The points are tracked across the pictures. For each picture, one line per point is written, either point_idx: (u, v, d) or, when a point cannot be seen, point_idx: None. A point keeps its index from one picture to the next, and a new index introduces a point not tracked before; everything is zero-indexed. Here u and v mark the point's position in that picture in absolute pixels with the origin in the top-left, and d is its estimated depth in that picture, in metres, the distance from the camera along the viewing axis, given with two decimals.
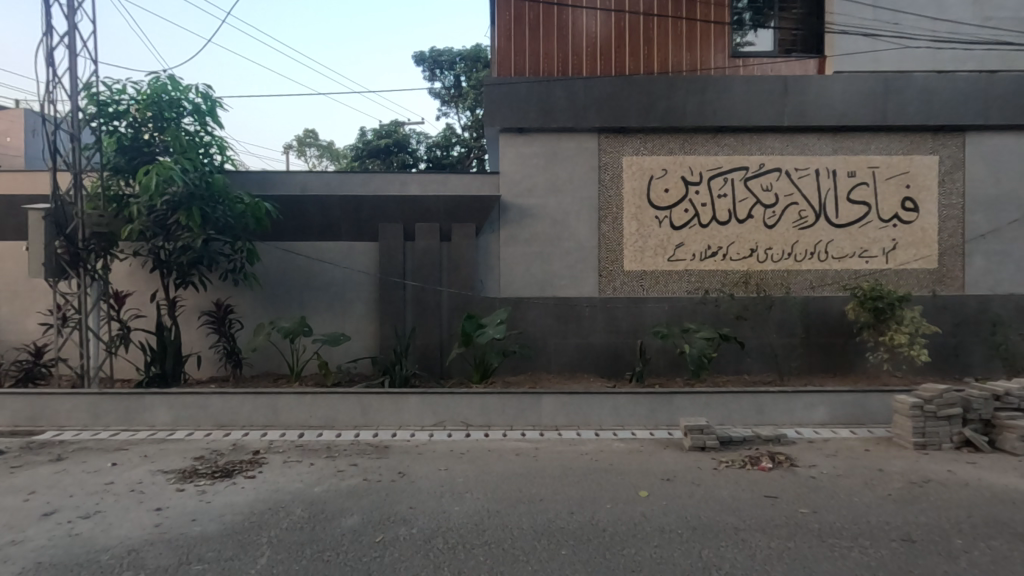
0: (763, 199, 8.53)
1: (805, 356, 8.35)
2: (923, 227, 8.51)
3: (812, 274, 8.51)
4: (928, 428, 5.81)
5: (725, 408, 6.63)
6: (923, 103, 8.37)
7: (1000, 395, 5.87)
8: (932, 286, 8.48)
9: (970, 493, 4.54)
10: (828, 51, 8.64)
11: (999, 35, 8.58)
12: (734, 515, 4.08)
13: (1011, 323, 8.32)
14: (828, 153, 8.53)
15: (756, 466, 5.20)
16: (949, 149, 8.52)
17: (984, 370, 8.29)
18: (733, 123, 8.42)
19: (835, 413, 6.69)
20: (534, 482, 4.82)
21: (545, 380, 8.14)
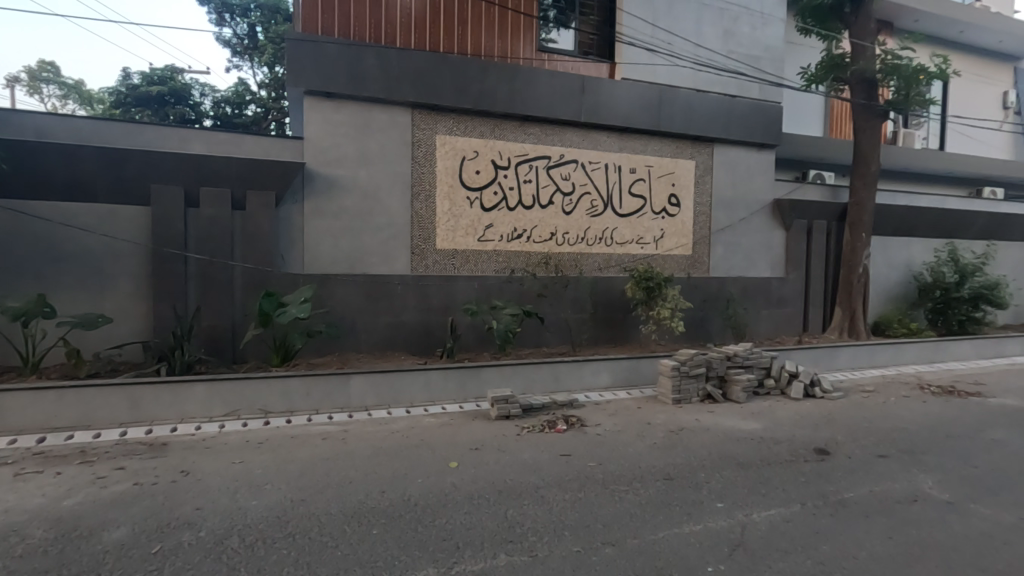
0: (562, 187, 9.31)
1: (593, 329, 9.45)
2: (683, 220, 10.19)
3: (600, 257, 9.60)
4: (682, 385, 7.06)
5: (528, 378, 7.18)
6: (686, 115, 9.96)
7: (731, 356, 7.46)
8: (688, 269, 10.24)
9: (709, 435, 5.65)
10: (618, 58, 9.71)
11: (738, 67, 10.59)
12: (535, 474, 4.47)
13: (739, 299, 10.49)
14: (615, 150, 9.65)
15: (553, 428, 5.76)
16: (703, 157, 10.30)
17: (720, 337, 10.34)
18: (538, 114, 8.99)
19: (616, 377, 7.72)
20: (344, 465, 4.64)
21: (354, 360, 7.86)
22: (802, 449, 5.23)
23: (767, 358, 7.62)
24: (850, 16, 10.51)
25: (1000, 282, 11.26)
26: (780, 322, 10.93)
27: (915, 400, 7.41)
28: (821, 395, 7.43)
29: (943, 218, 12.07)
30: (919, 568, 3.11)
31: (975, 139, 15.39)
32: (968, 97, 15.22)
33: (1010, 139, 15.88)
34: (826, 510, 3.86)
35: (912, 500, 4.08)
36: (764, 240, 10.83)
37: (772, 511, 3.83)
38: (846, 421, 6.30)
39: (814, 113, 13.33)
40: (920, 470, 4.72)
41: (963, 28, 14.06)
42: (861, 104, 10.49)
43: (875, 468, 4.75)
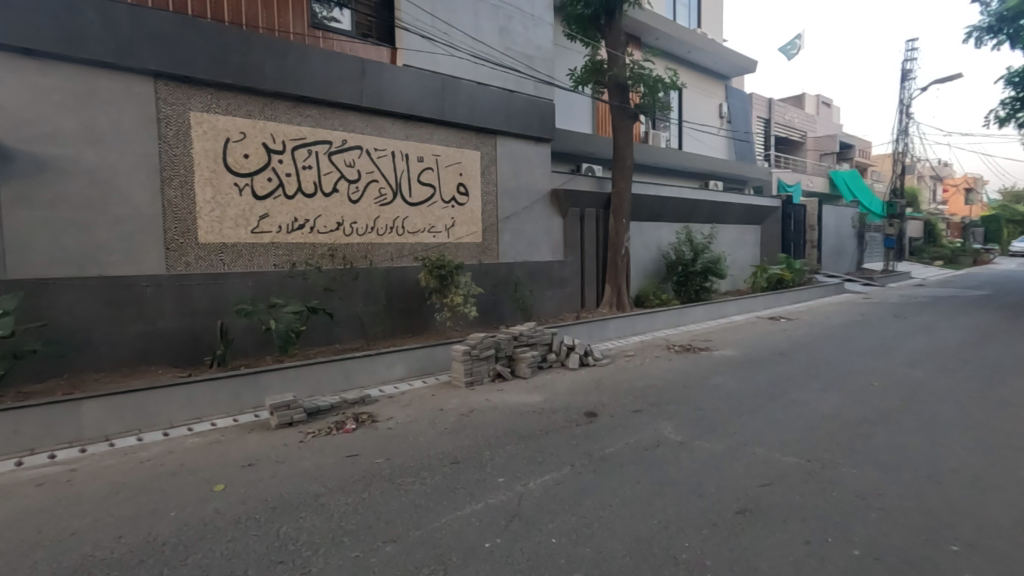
0: (346, 174, 8.83)
1: (388, 321, 9.25)
2: (472, 209, 10.50)
3: (392, 247, 9.39)
4: (474, 368, 7.31)
5: (316, 378, 6.70)
6: (468, 107, 10.24)
7: (517, 336, 7.96)
8: (479, 256, 10.61)
9: (498, 414, 5.94)
10: (398, 43, 9.52)
11: (515, 64, 11.24)
12: (317, 482, 4.18)
13: (526, 282, 11.26)
14: (401, 138, 9.46)
15: (341, 429, 5.46)
16: (487, 147, 10.71)
17: (511, 319, 10.99)
18: (314, 95, 8.35)
19: (411, 367, 7.67)
20: (67, 514, 3.75)
21: (91, 381, 6.45)
22: (576, 415, 5.82)
23: (548, 335, 8.31)
24: (605, 27, 11.88)
25: (720, 257, 14.00)
26: (562, 301, 12.04)
27: (663, 360, 8.81)
28: (594, 363, 8.37)
29: (681, 206, 14.52)
30: (657, 504, 3.67)
31: (702, 141, 18.78)
32: (696, 106, 18.48)
33: (725, 142, 19.76)
34: (591, 467, 4.33)
35: (655, 446, 4.81)
36: (546, 226, 11.75)
37: (546, 477, 4.16)
38: (612, 384, 7.19)
39: (582, 112, 14.85)
40: (664, 419, 5.60)
41: (689, 48, 16.99)
42: (616, 106, 11.96)
43: (631, 423, 5.49)
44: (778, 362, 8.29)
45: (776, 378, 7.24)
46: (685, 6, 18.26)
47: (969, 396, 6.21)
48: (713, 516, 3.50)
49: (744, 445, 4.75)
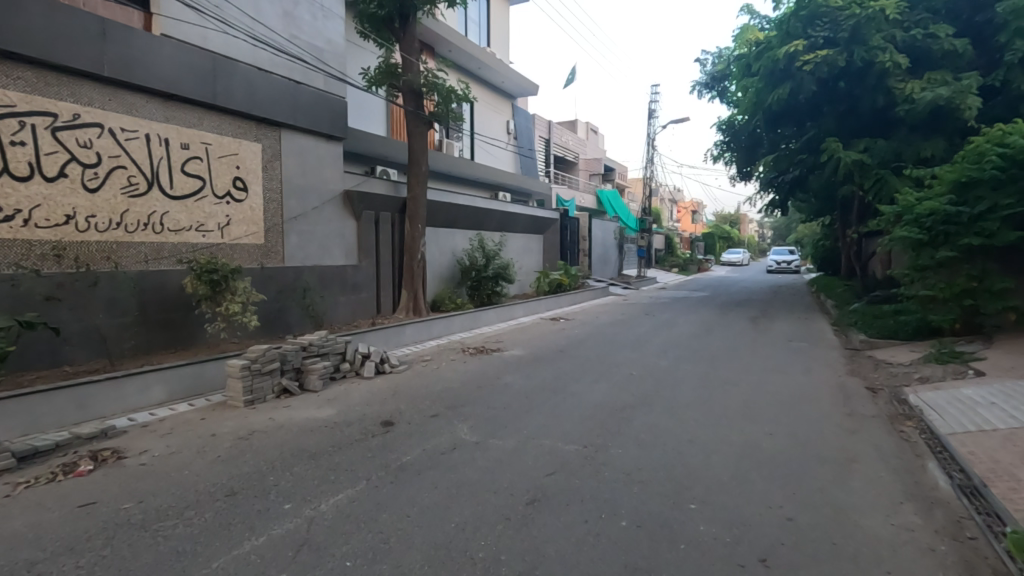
0: (80, 156, 7.14)
1: (139, 336, 7.75)
2: (252, 206, 9.41)
3: (147, 246, 7.89)
4: (255, 384, 6.54)
5: (32, 412, 5.26)
6: (246, 93, 9.17)
7: (306, 346, 7.37)
8: (261, 259, 9.55)
9: (282, 433, 5.40)
10: (154, 8, 8.17)
11: (301, 54, 10.45)
12: (32, 547, 3.26)
13: (315, 288, 10.51)
14: (159, 119, 8.01)
15: (71, 474, 4.36)
16: (269, 141, 9.74)
17: (299, 327, 10.15)
18: (31, 53, 6.56)
19: (172, 389, 6.53)
20: None
21: None
22: (371, 425, 5.60)
23: (341, 343, 7.87)
24: (399, 31, 11.78)
25: (509, 263, 14.98)
26: (356, 307, 11.54)
27: (458, 362, 9.04)
28: (390, 370, 8.19)
29: (473, 214, 15.15)
30: (454, 507, 3.72)
31: (492, 154, 19.90)
32: (486, 120, 19.52)
33: (512, 157, 21.25)
34: (387, 479, 4.20)
35: (452, 448, 4.88)
36: (338, 229, 11.14)
37: (338, 496, 3.90)
38: (409, 390, 7.12)
39: (376, 113, 14.50)
40: (460, 421, 5.72)
41: (480, 64, 17.87)
42: (411, 111, 11.94)
43: (427, 428, 5.49)
44: (559, 359, 9.16)
45: (558, 374, 7.99)
46: (476, 24, 19.19)
47: (698, 379, 7.68)
48: (506, 511, 3.68)
49: (532, 439, 5.12)
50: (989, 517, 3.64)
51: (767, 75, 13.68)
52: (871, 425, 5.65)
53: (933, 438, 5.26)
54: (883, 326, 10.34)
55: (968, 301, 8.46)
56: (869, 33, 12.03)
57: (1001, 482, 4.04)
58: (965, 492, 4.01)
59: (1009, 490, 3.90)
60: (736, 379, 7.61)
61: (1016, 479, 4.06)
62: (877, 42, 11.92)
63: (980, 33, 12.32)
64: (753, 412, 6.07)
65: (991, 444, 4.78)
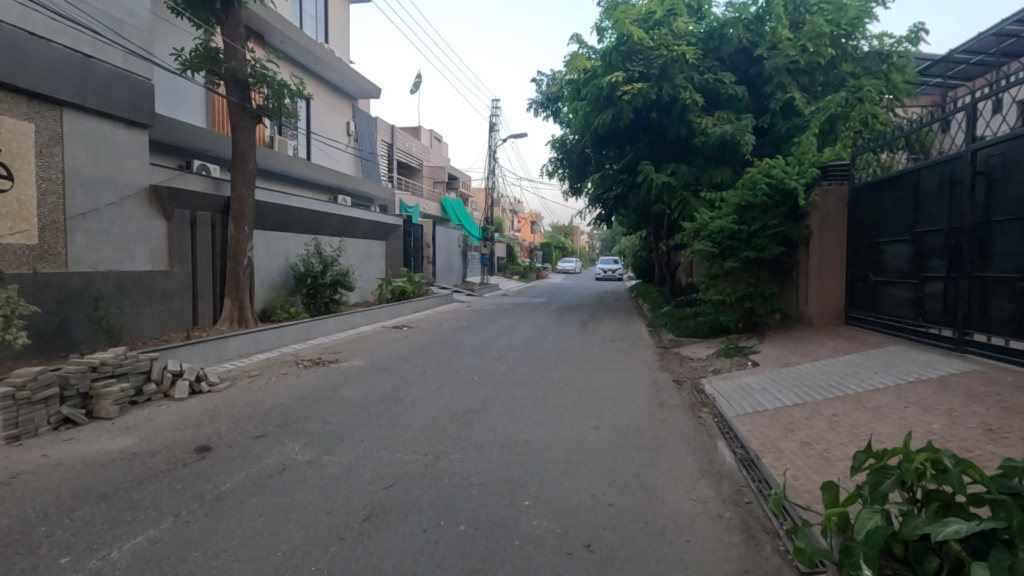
0: None
1: None
2: (19, 198, 7.71)
3: None
4: (22, 416, 5.36)
5: None
6: (12, 61, 7.54)
7: (97, 366, 6.25)
8: (32, 262, 7.88)
9: (61, 472, 4.50)
10: None
11: (92, 23, 8.90)
12: None
13: (111, 297, 8.96)
14: None
15: None
16: (46, 121, 8.10)
17: (89, 344, 8.54)
18: None
19: None
20: None
21: None
22: (182, 453, 4.93)
23: (145, 361, 6.82)
24: (220, 12, 10.68)
25: (349, 270, 14.32)
26: (166, 319, 10.07)
27: (291, 376, 8.37)
28: (207, 390, 7.27)
29: (309, 217, 14.23)
30: (281, 534, 3.44)
31: (331, 155, 18.95)
32: (324, 119, 18.53)
33: (353, 160, 20.46)
34: (201, 512, 3.74)
35: (281, 470, 4.50)
36: (142, 229, 9.64)
37: (136, 539, 3.37)
38: (230, 410, 6.40)
39: (193, 101, 12.92)
40: (291, 440, 5.30)
41: (316, 60, 16.93)
42: (235, 102, 10.84)
43: (252, 451, 4.99)
44: (401, 368, 8.98)
45: (400, 383, 7.82)
46: (313, 17, 18.19)
47: (535, 381, 8.10)
48: (339, 530, 3.50)
49: (370, 453, 4.93)
50: (761, 483, 4.40)
51: (593, 100, 15.04)
52: (677, 413, 6.47)
53: (722, 421, 6.21)
54: (687, 326, 11.92)
55: (747, 304, 10.21)
56: (674, 72, 13.90)
57: (769, 453, 4.91)
58: (745, 466, 4.80)
59: (774, 459, 4.75)
60: (568, 380, 8.16)
61: (779, 449, 4.97)
62: (680, 81, 13.85)
63: (753, 83, 14.94)
64: (582, 409, 6.57)
65: (763, 422, 5.78)
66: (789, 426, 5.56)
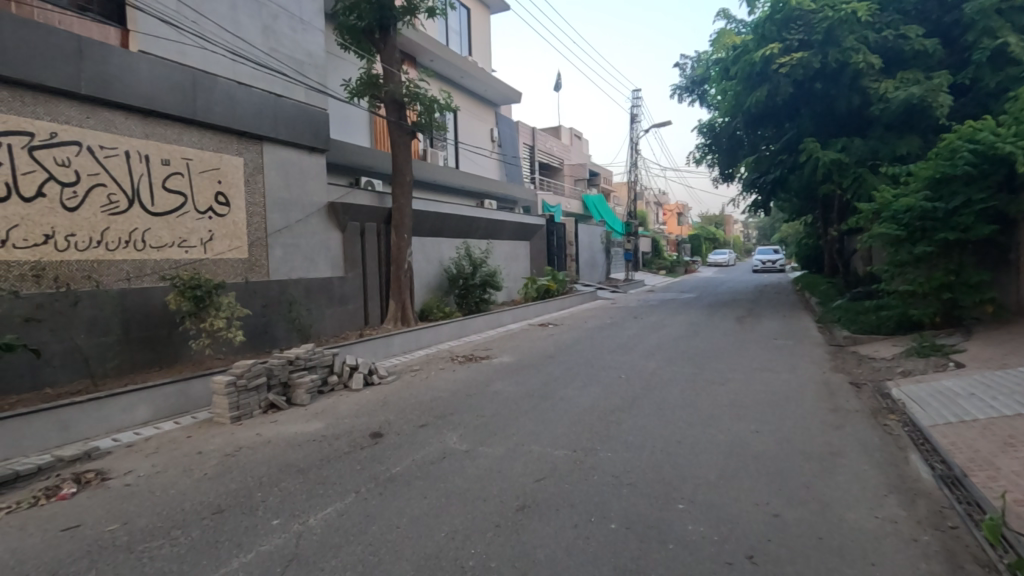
0: (58, 175, 6.98)
1: (123, 353, 7.57)
2: (234, 220, 9.31)
3: (129, 264, 7.73)
4: (241, 400, 6.48)
5: (14, 436, 5.21)
6: (226, 108, 9.13)
7: (293, 359, 7.32)
8: (245, 273, 9.48)
9: (270, 448, 5.36)
10: (131, 24, 8.03)
11: (281, 67, 10.44)
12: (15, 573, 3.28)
13: (301, 301, 10.43)
14: (138, 135, 7.90)
15: (54, 497, 4.37)
16: (251, 154, 9.68)
17: (286, 341, 10.05)
18: (8, 73, 6.47)
19: (157, 409, 6.47)
20: None
21: None
22: (360, 437, 5.58)
23: (329, 355, 7.81)
24: (379, 42, 11.77)
25: (496, 271, 15.00)
26: (343, 319, 11.46)
27: (448, 372, 9.02)
28: (378, 382, 8.13)
29: (459, 222, 15.17)
30: (443, 517, 3.72)
31: (477, 162, 19.97)
32: (470, 128, 19.57)
33: (497, 165, 21.32)
34: (376, 491, 4.20)
35: (441, 458, 4.87)
36: (323, 241, 11.08)
37: (328, 510, 3.89)
38: (398, 401, 7.09)
39: (358, 124, 14.50)
40: (449, 430, 5.72)
41: (461, 73, 17.95)
42: (393, 121, 11.92)
43: (416, 438, 5.48)
44: (549, 364, 9.18)
45: (547, 380, 7.99)
46: (457, 33, 19.29)
47: (687, 379, 7.74)
48: (495, 517, 3.69)
49: (521, 446, 5.13)
50: (970, 506, 3.72)
51: (745, 78, 13.91)
52: (856, 420, 5.73)
53: (915, 430, 5.35)
54: (866, 322, 10.49)
55: (946, 294, 8.67)
56: (842, 35, 12.28)
57: (980, 471, 4.13)
58: (947, 484, 4.09)
59: (989, 478, 3.99)
60: (723, 380, 7.65)
61: (995, 468, 4.15)
62: (850, 43, 12.19)
63: (949, 33, 12.64)
64: (740, 411, 6.12)
65: (972, 434, 4.87)
66: (1008, 440, 4.61)
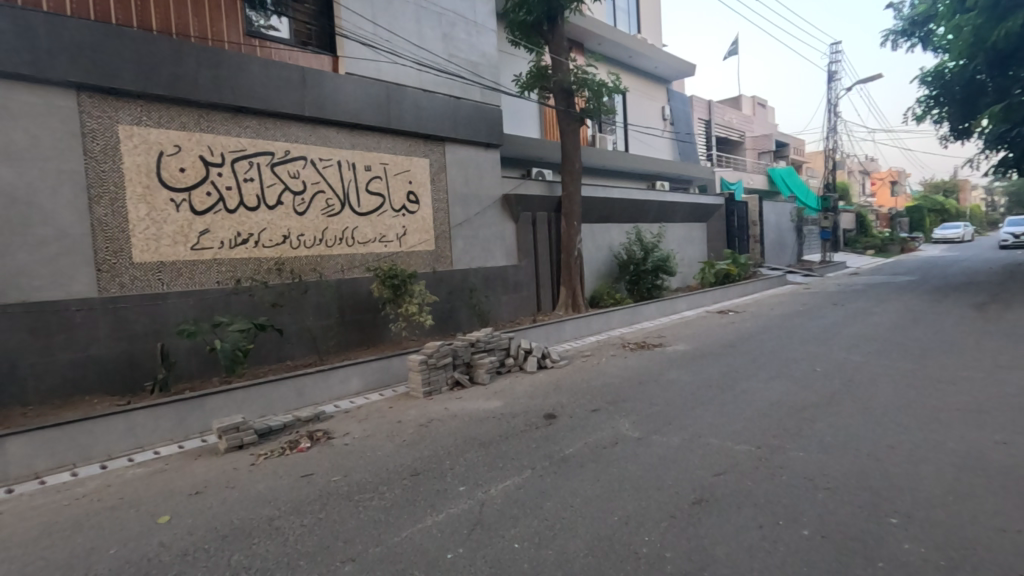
0: (291, 186, 8.44)
1: (340, 334, 8.92)
2: (423, 216, 10.33)
3: (343, 258, 9.08)
4: (431, 377, 7.22)
5: (268, 397, 6.50)
6: (414, 114, 10.11)
7: (474, 342, 7.92)
8: (433, 263, 10.48)
9: (456, 422, 5.90)
10: (340, 51, 9.30)
11: (459, 71, 11.22)
12: (271, 506, 4.11)
13: (481, 288, 11.20)
14: (347, 147, 9.18)
15: (295, 449, 5.36)
16: (436, 155, 10.60)
17: (468, 325, 10.90)
18: (255, 104, 7.97)
19: (367, 381, 7.52)
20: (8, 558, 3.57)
21: (19, 418, 5.82)
22: (535, 417, 5.84)
23: (505, 339, 8.28)
24: (547, 33, 11.93)
25: (670, 255, 14.40)
26: (518, 304, 12.04)
27: (619, 358, 8.95)
28: (551, 365, 8.40)
29: (629, 207, 14.85)
30: (616, 501, 3.73)
31: (648, 143, 19.29)
32: (640, 109, 18.96)
33: (669, 144, 20.34)
34: (550, 469, 4.36)
35: (614, 443, 4.87)
36: (499, 232, 11.73)
37: (507, 482, 4.16)
38: (570, 385, 7.25)
39: (529, 117, 14.98)
40: (621, 416, 5.69)
41: (630, 53, 17.43)
42: (562, 110, 12.06)
43: (589, 422, 5.56)
44: (729, 353, 8.56)
45: (726, 370, 7.47)
46: (625, 12, 18.74)
47: (904, 376, 6.60)
48: (670, 508, 3.59)
49: (699, 437, 4.89)
50: None
51: None
52: None
53: None
54: None
55: None
56: None
57: None
58: None
59: None
60: (954, 378, 6.37)
61: None
62: None
63: None
64: (978, 417, 5.04)
65: None
66: None
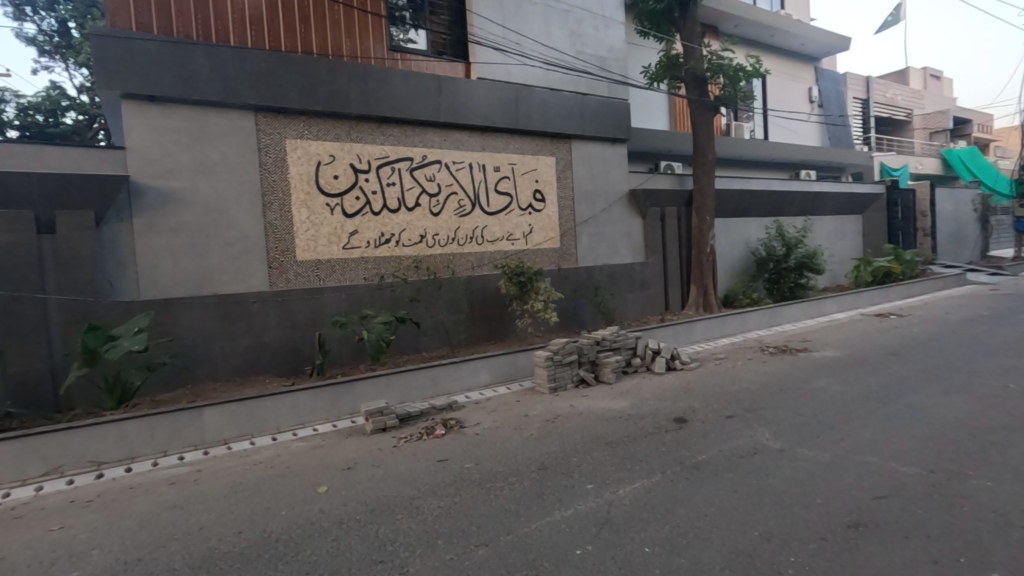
0: (427, 188, 9.01)
1: (470, 328, 9.34)
2: (549, 214, 10.45)
3: (473, 256, 9.49)
4: (557, 373, 7.30)
5: (406, 385, 7.02)
6: (542, 114, 10.25)
7: (600, 340, 7.85)
8: (558, 260, 10.56)
9: (582, 420, 5.90)
10: (472, 57, 9.71)
11: (587, 67, 11.15)
12: (411, 486, 4.44)
13: (606, 286, 11.06)
14: (478, 149, 9.57)
15: (431, 435, 5.73)
16: (562, 153, 10.66)
17: (592, 322, 10.83)
18: (397, 114, 8.62)
19: (495, 374, 7.80)
20: (207, 509, 4.26)
21: (211, 392, 6.91)
22: (664, 420, 5.65)
23: (632, 338, 8.10)
24: (679, 20, 11.42)
25: (817, 251, 13.07)
26: (645, 303, 11.70)
27: (756, 362, 8.33)
28: (680, 367, 8.06)
29: (769, 199, 13.72)
30: (756, 515, 3.48)
31: (791, 129, 17.66)
32: (782, 92, 17.41)
33: (818, 128, 18.43)
34: (682, 475, 4.18)
35: (753, 453, 4.56)
36: (625, 228, 11.49)
37: (635, 484, 4.08)
38: (702, 389, 6.90)
39: (657, 109, 14.46)
40: (760, 425, 5.29)
41: (772, 32, 16.07)
42: (695, 99, 11.48)
43: (724, 429, 5.24)
44: (892, 362, 7.56)
45: (888, 381, 6.61)
46: None
47: None
48: (820, 529, 3.27)
49: (854, 454, 4.39)
50: None
51: None
52: None
53: None
54: None
55: None
56: None
57: None
58: None
59: None
60: None
61: None
62: None
63: None
64: None
65: None
66: None
